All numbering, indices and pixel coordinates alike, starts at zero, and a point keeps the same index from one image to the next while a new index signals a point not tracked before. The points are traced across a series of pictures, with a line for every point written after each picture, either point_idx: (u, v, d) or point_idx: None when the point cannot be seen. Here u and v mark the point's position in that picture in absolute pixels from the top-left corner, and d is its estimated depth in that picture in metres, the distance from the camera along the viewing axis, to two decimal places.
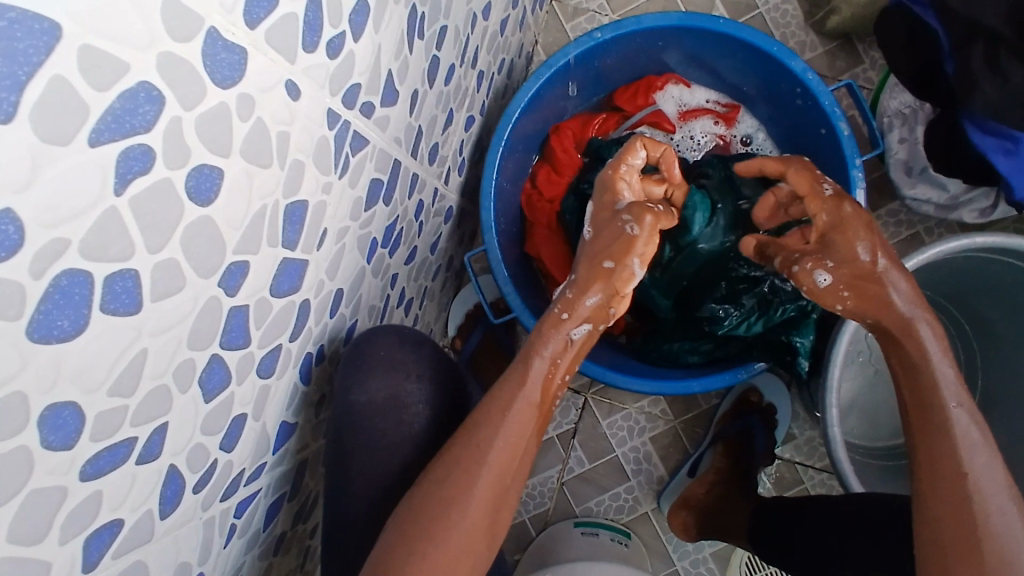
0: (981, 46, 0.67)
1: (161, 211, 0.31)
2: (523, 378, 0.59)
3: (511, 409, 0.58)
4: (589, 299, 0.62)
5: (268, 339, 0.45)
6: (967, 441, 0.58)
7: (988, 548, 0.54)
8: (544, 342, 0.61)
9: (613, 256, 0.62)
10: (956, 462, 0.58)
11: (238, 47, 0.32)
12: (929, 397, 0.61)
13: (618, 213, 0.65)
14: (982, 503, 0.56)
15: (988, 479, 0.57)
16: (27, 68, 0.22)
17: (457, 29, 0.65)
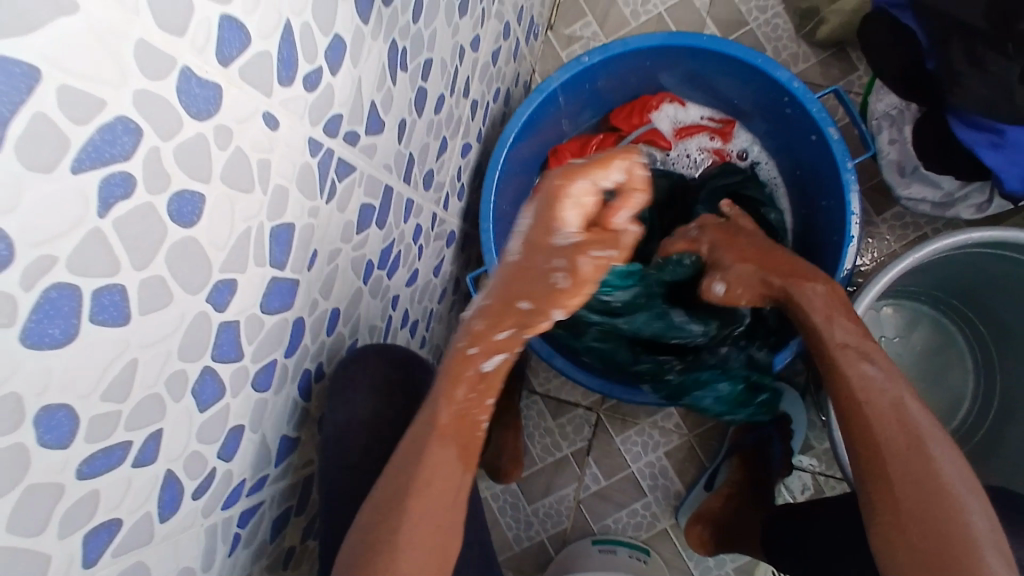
0: (958, 41, 0.69)
1: (144, 231, 0.34)
2: (432, 423, 0.58)
3: (424, 456, 0.57)
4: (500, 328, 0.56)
5: (261, 353, 0.48)
6: (859, 368, 0.65)
7: (899, 463, 0.59)
8: (450, 381, 0.59)
9: (529, 300, 0.54)
10: (847, 388, 0.65)
11: (212, 83, 0.36)
12: (828, 345, 0.68)
13: None
14: (883, 420, 0.61)
15: (891, 396, 0.63)
16: (9, 106, 0.26)
17: (444, 61, 0.69)
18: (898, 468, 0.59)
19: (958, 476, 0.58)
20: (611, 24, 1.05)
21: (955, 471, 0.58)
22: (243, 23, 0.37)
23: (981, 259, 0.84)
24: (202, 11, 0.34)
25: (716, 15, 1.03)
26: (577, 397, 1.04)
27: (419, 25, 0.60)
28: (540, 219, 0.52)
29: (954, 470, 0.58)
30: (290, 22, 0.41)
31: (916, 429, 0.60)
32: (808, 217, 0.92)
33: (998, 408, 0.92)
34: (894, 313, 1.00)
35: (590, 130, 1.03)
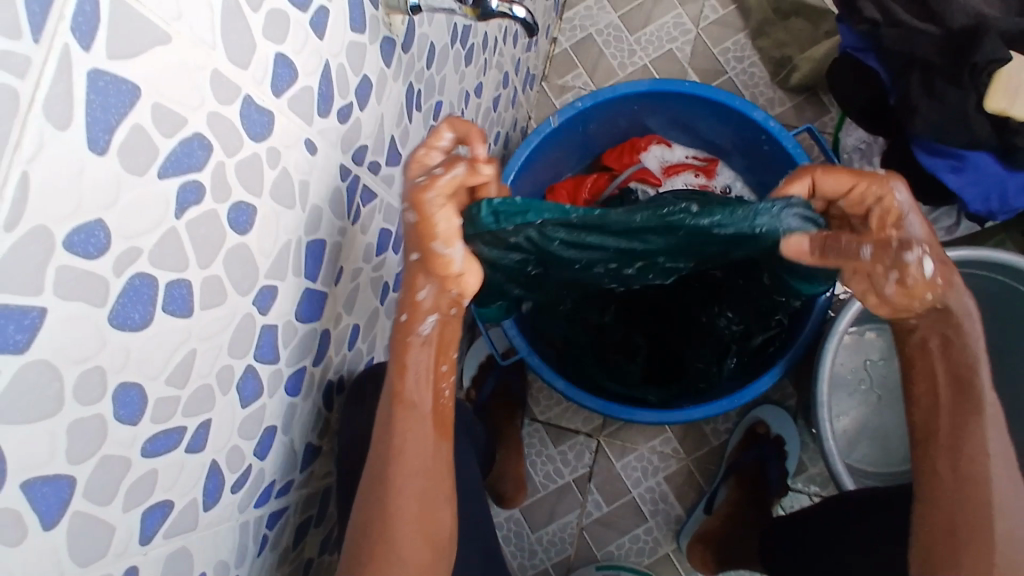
0: (918, 73, 0.77)
1: (209, 234, 0.39)
2: (396, 399, 0.56)
3: (404, 434, 0.56)
4: (427, 301, 0.55)
5: (294, 359, 0.52)
6: (990, 421, 0.61)
7: (997, 524, 0.58)
8: (397, 351, 0.56)
9: (416, 247, 0.53)
10: (981, 447, 0.60)
11: (266, 110, 0.42)
12: (968, 385, 0.61)
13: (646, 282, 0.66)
14: (997, 479, 0.59)
15: (1002, 454, 0.60)
16: (115, 117, 0.31)
17: (452, 104, 0.76)
18: (998, 532, 0.58)
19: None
20: (600, 75, 1.14)
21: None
22: (292, 60, 0.43)
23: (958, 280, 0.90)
24: (262, 49, 0.40)
25: (697, 65, 1.12)
26: (578, 424, 1.07)
27: (432, 70, 0.67)
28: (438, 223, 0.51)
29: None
30: (329, 62, 0.47)
31: (1016, 493, 0.60)
32: None
33: None
34: None
35: (583, 170, 1.10)
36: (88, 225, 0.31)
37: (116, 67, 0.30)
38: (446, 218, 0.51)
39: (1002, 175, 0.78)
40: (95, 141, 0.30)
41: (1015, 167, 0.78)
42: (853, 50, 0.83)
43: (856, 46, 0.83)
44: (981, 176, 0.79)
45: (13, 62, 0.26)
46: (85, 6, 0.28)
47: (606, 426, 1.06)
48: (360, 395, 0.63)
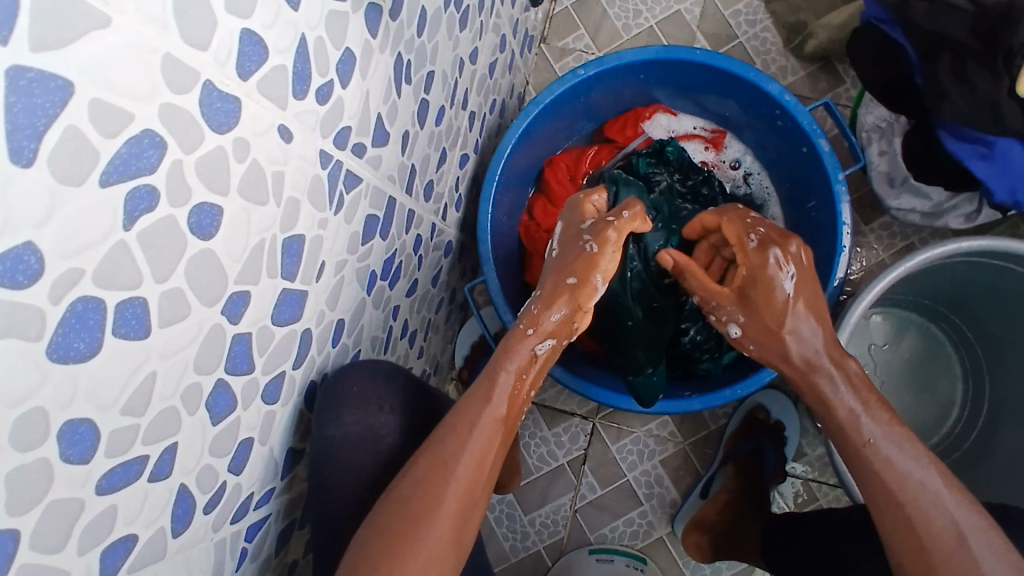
0: (948, 56, 0.71)
1: (166, 245, 0.34)
2: (488, 395, 0.63)
3: (477, 426, 0.60)
4: (553, 314, 0.67)
5: (271, 365, 0.48)
6: (891, 462, 0.60)
7: (944, 569, 0.55)
8: (510, 358, 0.65)
9: (578, 274, 0.69)
10: (892, 496, 0.59)
11: (232, 97, 0.36)
12: (855, 444, 0.62)
13: (583, 234, 0.72)
14: (928, 522, 0.57)
15: (923, 487, 0.58)
16: (44, 119, 0.26)
17: (445, 74, 0.69)
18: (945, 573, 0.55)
19: (1005, 567, 0.55)
20: (603, 37, 1.07)
21: (1001, 565, 0.55)
22: (262, 37, 0.37)
23: (976, 269, 0.86)
24: (225, 26, 0.34)
25: (706, 28, 1.05)
26: (573, 406, 1.04)
27: (423, 39, 0.61)
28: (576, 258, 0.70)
29: (999, 560, 0.55)
30: (306, 36, 0.41)
31: (958, 525, 0.56)
32: (800, 226, 0.93)
33: (987, 414, 0.95)
34: (883, 321, 1.02)
35: (584, 141, 1.04)
36: (15, 249, 0.26)
37: (42, 59, 0.25)
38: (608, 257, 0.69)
39: None
40: (19, 152, 0.25)
41: None
42: (877, 21, 0.77)
43: (882, 16, 0.77)
44: (1010, 166, 0.74)
45: None
46: None
47: (602, 408, 1.03)
48: (342, 396, 0.58)
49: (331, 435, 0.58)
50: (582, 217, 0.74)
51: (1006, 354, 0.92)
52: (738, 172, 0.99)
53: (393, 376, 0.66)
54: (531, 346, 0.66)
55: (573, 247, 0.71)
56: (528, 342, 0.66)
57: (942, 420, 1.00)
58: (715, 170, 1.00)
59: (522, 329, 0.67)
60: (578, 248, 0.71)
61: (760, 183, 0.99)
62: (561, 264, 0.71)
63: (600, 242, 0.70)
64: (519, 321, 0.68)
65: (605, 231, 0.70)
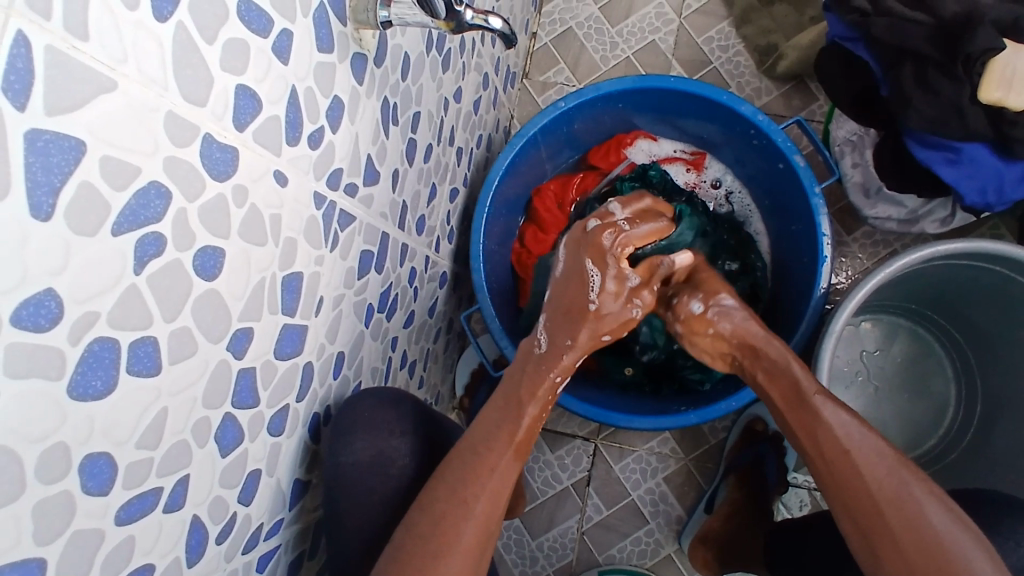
0: (910, 67, 0.74)
1: (173, 286, 0.37)
2: (511, 437, 0.65)
3: (497, 469, 0.63)
4: (575, 359, 0.72)
5: (276, 399, 0.50)
6: (836, 424, 0.66)
7: (894, 519, 0.60)
8: (532, 403, 0.68)
9: (614, 331, 0.73)
10: (841, 447, 0.64)
11: (229, 146, 0.39)
12: (805, 400, 0.68)
13: (628, 293, 0.73)
14: (878, 479, 0.62)
15: (867, 448, 0.64)
16: (59, 176, 0.29)
17: (431, 113, 0.73)
18: (896, 525, 0.60)
19: (951, 519, 0.60)
20: (582, 69, 1.12)
21: (944, 515, 0.60)
22: (255, 90, 0.40)
23: (962, 272, 0.89)
24: (221, 82, 0.37)
25: (680, 56, 1.10)
26: (575, 428, 1.06)
27: (408, 82, 0.64)
28: (608, 316, 0.73)
29: (943, 512, 0.60)
30: (296, 87, 0.44)
31: (901, 479, 0.62)
32: (782, 238, 0.96)
33: (981, 413, 0.96)
34: (873, 327, 1.05)
35: (570, 169, 1.07)
36: (37, 295, 0.29)
37: (57, 122, 0.28)
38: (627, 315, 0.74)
39: (998, 166, 0.77)
40: (38, 207, 0.28)
41: (1011, 157, 0.76)
42: (843, 39, 0.80)
43: (846, 35, 0.80)
44: (977, 169, 0.77)
45: None
46: (17, 61, 0.26)
47: (603, 428, 1.05)
48: (354, 424, 0.61)
49: (343, 462, 0.60)
50: (623, 269, 0.73)
51: (995, 353, 0.94)
52: (720, 191, 1.03)
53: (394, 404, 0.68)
54: (552, 389, 0.70)
55: (614, 301, 0.72)
56: (550, 386, 0.70)
57: (939, 421, 1.02)
58: (697, 190, 1.04)
59: (549, 374, 0.70)
60: (626, 309, 0.73)
61: (742, 200, 1.02)
62: (599, 318, 0.72)
63: (644, 305, 0.74)
64: (543, 357, 0.71)
65: (647, 292, 0.74)
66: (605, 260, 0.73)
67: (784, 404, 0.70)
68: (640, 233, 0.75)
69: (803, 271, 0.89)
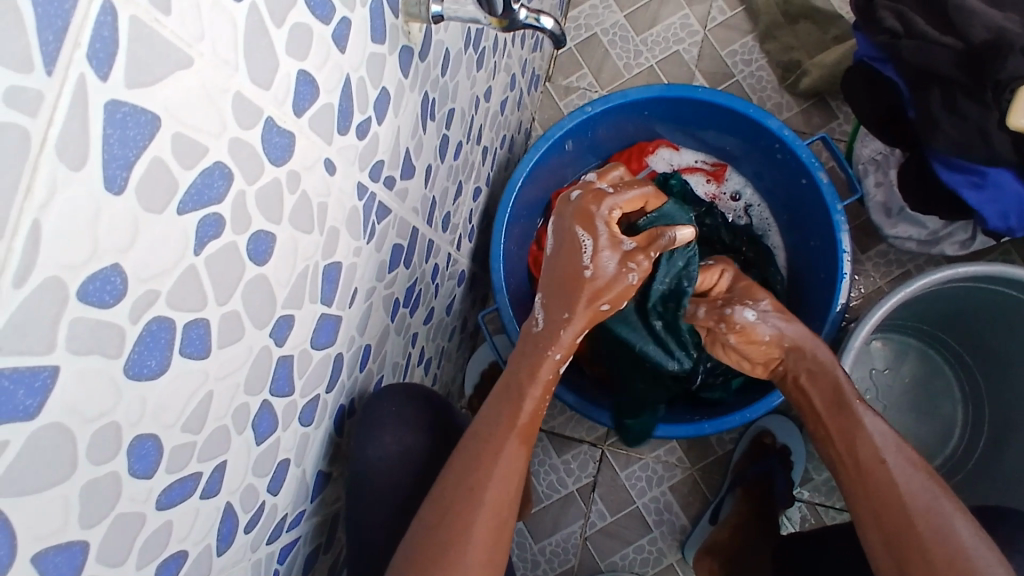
0: (940, 90, 0.75)
1: (227, 269, 0.36)
2: (512, 422, 0.64)
3: (502, 452, 0.62)
4: (576, 335, 0.68)
5: (308, 389, 0.50)
6: (875, 434, 0.68)
7: (925, 530, 0.62)
8: (532, 383, 0.66)
9: (612, 300, 0.68)
10: (876, 456, 0.67)
11: (287, 132, 0.39)
12: (845, 403, 0.70)
13: (624, 257, 0.67)
14: (911, 487, 0.64)
15: (901, 458, 0.66)
16: (134, 151, 0.28)
17: (463, 110, 0.73)
18: (928, 535, 0.62)
19: (973, 530, 0.62)
20: (605, 76, 1.12)
21: (969, 527, 0.62)
22: (314, 77, 0.40)
23: (975, 293, 0.89)
24: (284, 67, 0.37)
25: (703, 67, 1.10)
26: (582, 434, 1.06)
27: (446, 78, 0.64)
28: (606, 280, 0.67)
29: (967, 524, 0.63)
30: (349, 77, 0.44)
31: (930, 492, 0.64)
32: (800, 254, 0.96)
33: (988, 435, 0.97)
34: (883, 346, 1.05)
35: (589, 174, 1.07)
36: (103, 270, 0.28)
37: (135, 95, 0.28)
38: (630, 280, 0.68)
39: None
40: (112, 180, 0.28)
41: None
42: (869, 59, 0.81)
43: (874, 55, 0.81)
44: (1002, 194, 0.77)
45: (24, 99, 0.23)
46: (103, 30, 0.25)
47: (610, 435, 1.05)
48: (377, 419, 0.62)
49: (371, 454, 0.62)
50: (613, 230, 0.68)
51: (1004, 375, 0.95)
52: (739, 204, 1.03)
53: (419, 401, 0.68)
54: (552, 369, 0.66)
55: (609, 269, 0.67)
56: (549, 366, 0.66)
57: (944, 442, 1.02)
58: (717, 201, 1.04)
59: (547, 352, 0.66)
60: (622, 273, 0.67)
61: (760, 214, 1.02)
62: (595, 286, 0.67)
63: (642, 271, 0.68)
64: (541, 336, 0.67)
65: (642, 254, 0.68)
66: (593, 224, 0.68)
67: (821, 409, 0.72)
68: (626, 197, 0.72)
69: (821, 286, 0.90)
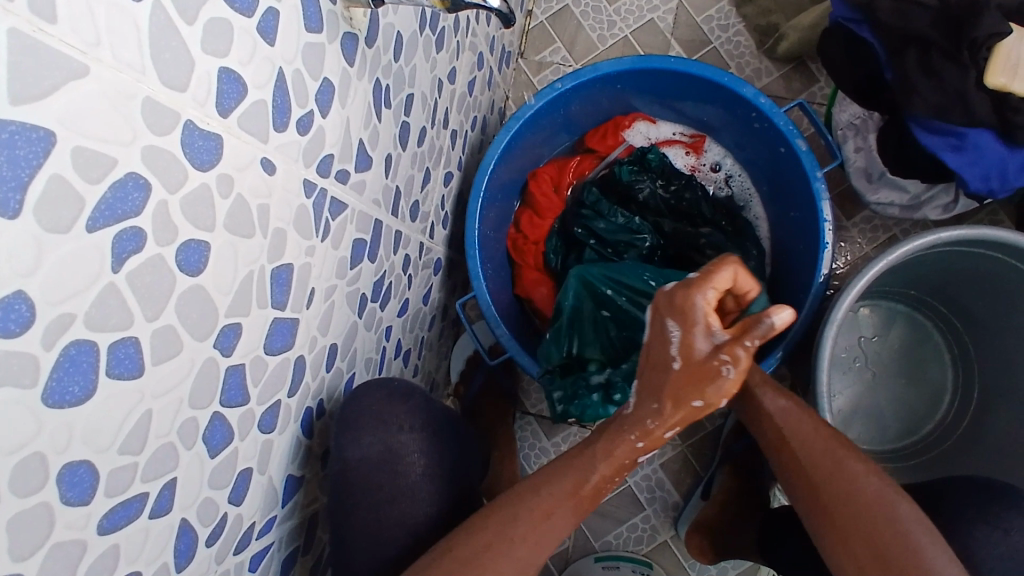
0: (915, 50, 0.73)
1: (154, 283, 0.35)
2: (574, 490, 0.61)
3: (551, 514, 0.60)
4: (665, 430, 0.59)
5: (266, 396, 0.48)
6: (776, 412, 0.67)
7: (826, 494, 0.61)
8: (603, 461, 0.61)
9: (704, 398, 0.57)
10: (781, 435, 0.65)
11: (213, 134, 0.37)
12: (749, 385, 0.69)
13: (714, 353, 0.55)
14: (812, 457, 0.63)
15: (808, 429, 0.65)
16: (27, 170, 0.26)
17: (424, 94, 0.70)
18: (832, 502, 0.60)
19: (883, 486, 0.60)
20: (579, 49, 1.09)
21: (876, 483, 0.60)
22: (240, 74, 0.38)
23: (961, 258, 0.88)
24: (203, 66, 0.35)
25: (679, 35, 1.07)
26: (571, 416, 1.04)
27: (400, 63, 0.61)
28: (687, 380, 0.56)
29: (875, 480, 0.60)
30: (283, 70, 0.42)
31: (833, 456, 0.62)
32: (782, 224, 0.94)
33: (978, 399, 0.96)
34: (871, 314, 1.04)
35: (566, 152, 1.05)
36: (6, 298, 0.27)
37: (24, 112, 0.26)
38: (719, 387, 0.56)
39: (1004, 155, 0.75)
40: (5, 204, 0.26)
41: (1014, 144, 0.75)
42: (844, 21, 0.79)
43: (850, 16, 0.78)
44: (983, 157, 0.75)
45: None
46: None
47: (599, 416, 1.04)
48: (358, 416, 0.61)
49: (352, 457, 0.60)
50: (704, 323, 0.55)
51: (991, 339, 0.94)
52: (719, 175, 1.00)
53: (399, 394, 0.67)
54: (631, 453, 0.61)
55: (699, 359, 0.56)
56: (627, 449, 0.60)
57: (934, 406, 1.01)
58: (696, 174, 1.01)
59: (627, 437, 0.60)
60: (711, 367, 0.55)
61: (742, 184, 1.00)
62: (679, 383, 0.57)
63: (740, 365, 0.55)
64: (624, 426, 0.61)
65: (739, 347, 0.55)
66: (687, 315, 0.56)
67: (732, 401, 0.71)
68: (721, 278, 0.57)
69: (804, 256, 0.88)
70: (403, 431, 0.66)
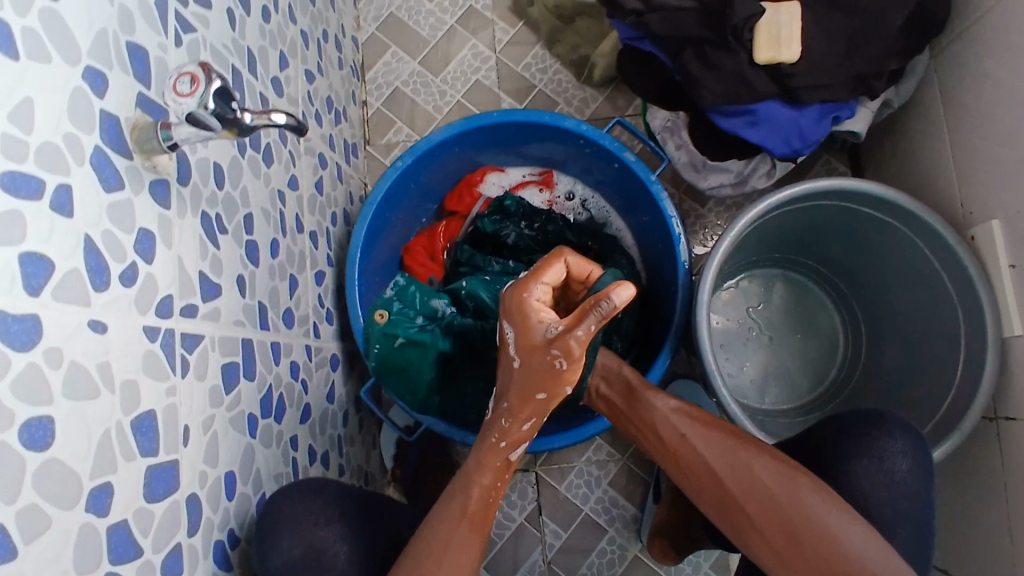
0: (691, 51, 0.81)
1: (3, 470, 0.36)
2: (462, 512, 0.64)
3: (451, 542, 0.62)
4: (521, 425, 0.66)
5: (161, 543, 0.49)
6: (668, 412, 0.72)
7: (732, 484, 0.65)
8: (483, 471, 0.66)
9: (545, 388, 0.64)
10: (677, 433, 0.70)
11: (28, 315, 0.38)
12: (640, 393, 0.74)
13: (546, 344, 0.62)
14: (710, 452, 0.67)
15: (701, 428, 0.69)
16: None
17: (265, 209, 0.73)
18: (739, 492, 0.65)
19: (778, 466, 0.65)
20: (419, 123, 1.15)
21: (773, 464, 0.65)
22: (43, 253, 0.40)
23: (805, 215, 0.96)
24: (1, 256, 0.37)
25: (506, 87, 1.15)
26: None
27: (227, 189, 0.64)
28: (528, 371, 0.64)
29: (770, 461, 0.65)
30: (90, 235, 0.44)
31: (729, 449, 0.67)
32: (641, 229, 1.01)
33: (868, 332, 1.04)
34: (751, 284, 1.12)
35: (433, 220, 1.09)
36: None
37: None
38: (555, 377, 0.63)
39: (793, 117, 0.84)
40: None
41: (799, 105, 0.83)
42: (632, 40, 0.86)
43: (632, 36, 0.86)
44: (777, 123, 0.84)
45: None
46: None
47: (539, 455, 1.06)
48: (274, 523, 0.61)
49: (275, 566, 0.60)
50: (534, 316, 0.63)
51: (859, 277, 1.03)
52: (575, 202, 1.07)
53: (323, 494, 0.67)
54: (500, 456, 0.66)
55: (533, 352, 0.63)
56: (495, 453, 0.66)
57: (834, 351, 1.08)
58: (555, 206, 1.08)
59: (490, 440, 0.66)
60: (543, 357, 0.62)
61: (598, 204, 1.07)
62: (520, 377, 0.65)
63: (569, 354, 0.61)
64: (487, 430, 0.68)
65: (568, 337, 0.61)
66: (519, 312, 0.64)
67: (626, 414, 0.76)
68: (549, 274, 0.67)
69: (665, 252, 0.94)
70: (320, 525, 0.64)
